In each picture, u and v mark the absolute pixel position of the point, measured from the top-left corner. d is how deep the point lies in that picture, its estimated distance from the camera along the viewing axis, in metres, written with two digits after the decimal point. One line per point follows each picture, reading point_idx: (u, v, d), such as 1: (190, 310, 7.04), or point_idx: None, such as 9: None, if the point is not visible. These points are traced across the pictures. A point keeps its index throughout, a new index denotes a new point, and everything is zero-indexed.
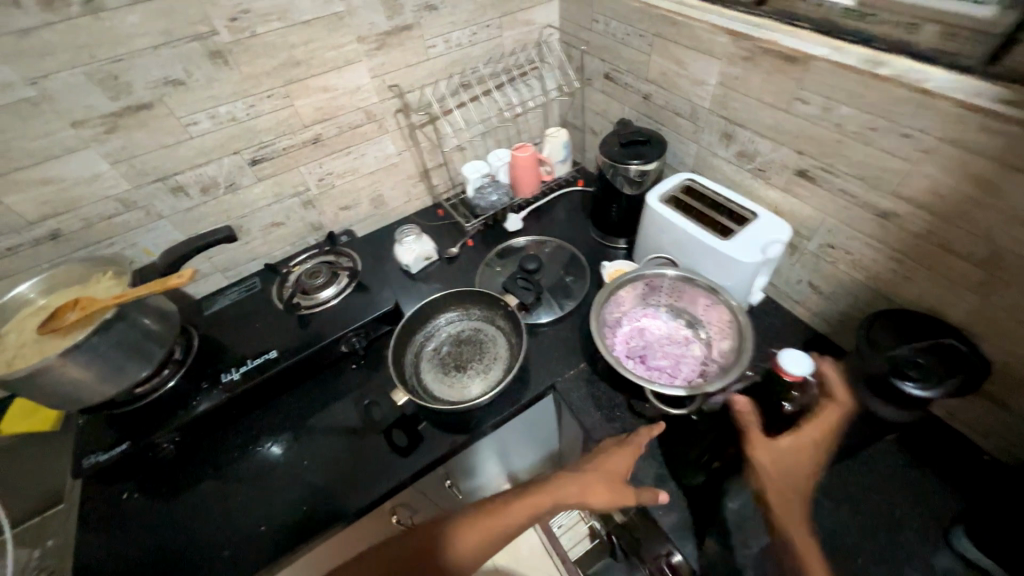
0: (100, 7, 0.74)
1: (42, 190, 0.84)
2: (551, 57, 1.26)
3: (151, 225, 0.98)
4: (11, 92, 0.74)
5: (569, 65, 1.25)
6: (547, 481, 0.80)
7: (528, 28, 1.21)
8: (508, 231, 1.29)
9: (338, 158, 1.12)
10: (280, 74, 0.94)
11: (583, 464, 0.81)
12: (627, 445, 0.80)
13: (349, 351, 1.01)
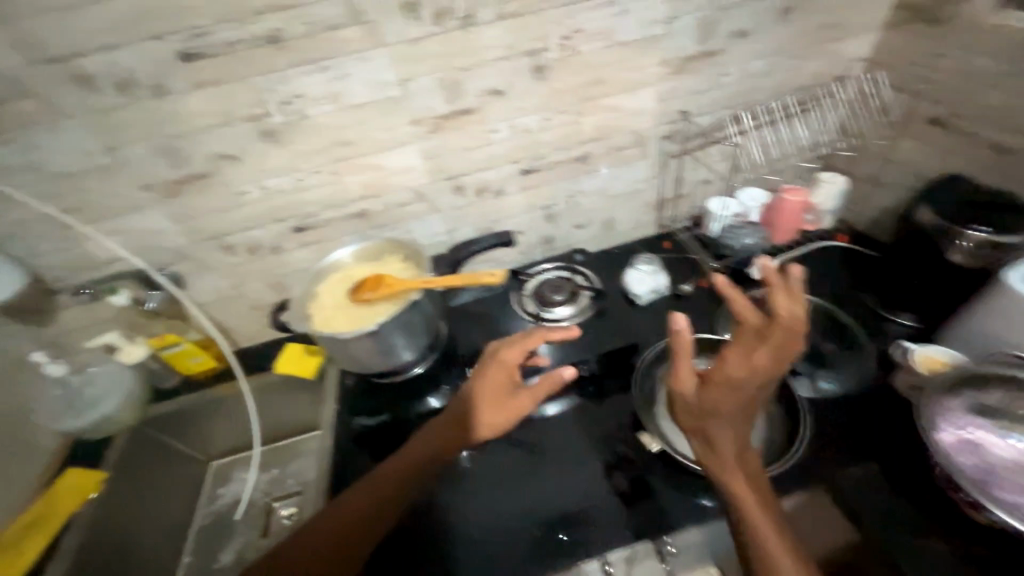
0: (168, 90, 0.71)
1: (117, 241, 0.86)
2: (683, 144, 1.02)
3: (202, 275, 0.95)
4: (92, 159, 0.75)
5: (694, 156, 1.05)
6: (374, 490, 0.71)
7: (659, 102, 0.94)
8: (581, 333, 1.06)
9: (384, 233, 0.99)
10: (329, 152, 0.84)
11: (372, 476, 0.72)
12: (416, 461, 0.72)
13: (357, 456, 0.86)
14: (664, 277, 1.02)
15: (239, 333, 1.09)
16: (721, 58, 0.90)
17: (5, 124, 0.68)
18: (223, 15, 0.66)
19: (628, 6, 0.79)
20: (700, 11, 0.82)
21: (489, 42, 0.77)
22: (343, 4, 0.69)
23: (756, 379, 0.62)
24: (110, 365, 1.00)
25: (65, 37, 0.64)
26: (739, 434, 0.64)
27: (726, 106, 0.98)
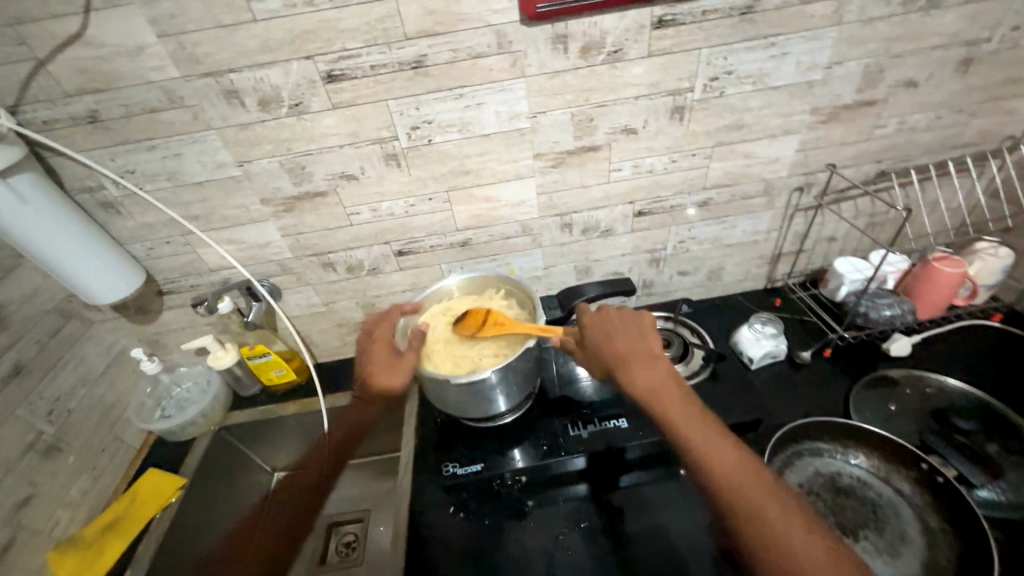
0: (305, 108, 0.69)
1: (227, 249, 0.86)
2: (812, 198, 0.93)
3: (299, 288, 0.94)
4: (223, 171, 0.75)
5: (825, 210, 0.95)
6: None
7: (797, 150, 0.86)
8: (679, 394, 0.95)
9: (483, 264, 0.96)
10: (445, 180, 0.81)
11: None
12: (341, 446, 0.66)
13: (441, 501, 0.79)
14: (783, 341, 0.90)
15: (320, 347, 1.08)
16: (879, 108, 0.80)
17: (153, 133, 0.70)
18: (372, 39, 0.64)
19: (790, 48, 0.71)
20: (869, 58, 0.74)
21: (632, 79, 0.72)
22: (492, 33, 0.65)
23: (632, 341, 0.68)
24: (206, 368, 1.04)
25: (220, 52, 0.63)
26: (668, 385, 0.63)
27: (874, 159, 0.88)
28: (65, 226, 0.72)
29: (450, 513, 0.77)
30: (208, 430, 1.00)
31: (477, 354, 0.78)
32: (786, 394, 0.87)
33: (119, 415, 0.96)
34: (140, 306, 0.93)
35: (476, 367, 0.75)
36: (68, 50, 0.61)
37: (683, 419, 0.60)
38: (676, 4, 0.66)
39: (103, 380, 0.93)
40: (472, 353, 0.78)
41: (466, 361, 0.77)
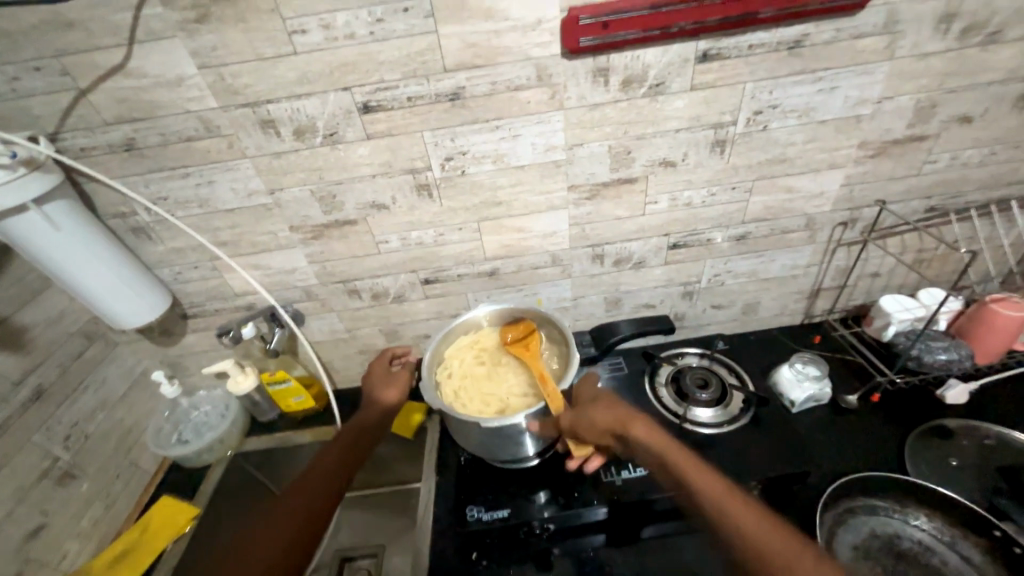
0: (339, 138, 0.68)
1: (254, 275, 0.85)
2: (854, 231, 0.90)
3: (323, 314, 0.93)
4: (255, 199, 0.74)
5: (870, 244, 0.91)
6: (338, 456, 0.67)
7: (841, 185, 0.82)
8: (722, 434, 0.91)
9: (510, 293, 0.93)
10: (477, 211, 0.79)
11: (338, 447, 0.69)
12: (360, 434, 0.72)
13: (467, 550, 0.74)
14: (827, 384, 0.85)
15: (341, 373, 1.06)
16: (931, 143, 0.77)
17: (188, 161, 0.70)
18: (411, 72, 0.63)
19: (840, 83, 0.69)
20: (922, 93, 0.71)
21: (673, 112, 0.70)
22: (532, 66, 0.64)
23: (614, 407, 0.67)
24: (225, 391, 1.02)
25: (258, 84, 0.63)
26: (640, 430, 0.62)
27: (924, 195, 0.84)
28: (96, 252, 0.72)
29: (477, 562, 0.72)
30: (223, 457, 0.98)
31: (507, 395, 0.76)
32: (831, 443, 0.82)
33: (136, 439, 0.95)
34: (164, 329, 0.92)
35: (506, 409, 0.73)
36: (110, 80, 0.61)
37: (690, 470, 0.55)
38: (722, 38, 0.64)
39: (123, 403, 0.92)
40: (502, 392, 0.76)
41: (496, 400, 0.75)
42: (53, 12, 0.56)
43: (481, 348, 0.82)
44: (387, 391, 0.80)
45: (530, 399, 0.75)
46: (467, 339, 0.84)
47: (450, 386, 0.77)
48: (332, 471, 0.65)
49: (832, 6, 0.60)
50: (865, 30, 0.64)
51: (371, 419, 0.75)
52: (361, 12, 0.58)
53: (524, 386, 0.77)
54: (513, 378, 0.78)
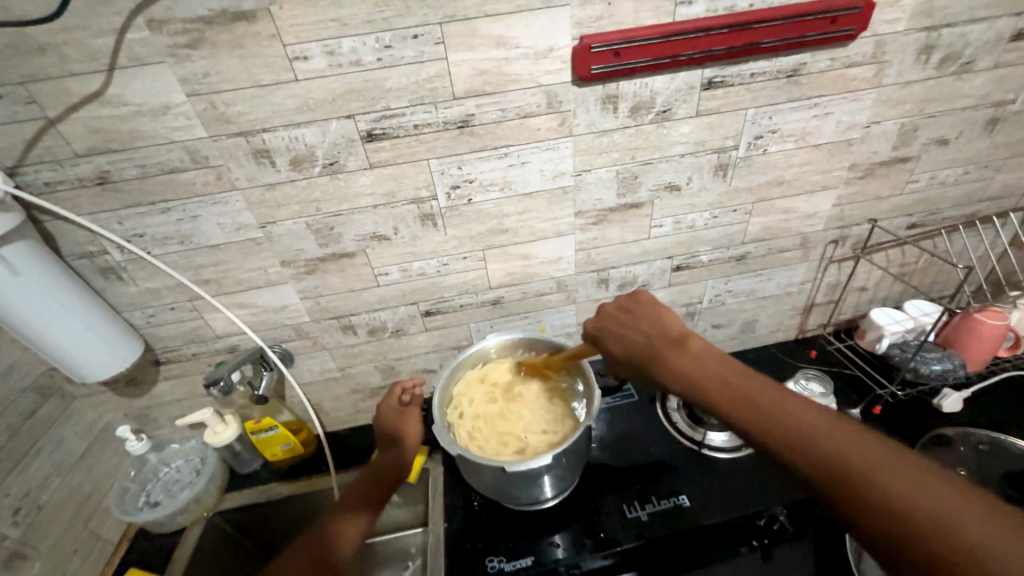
0: (340, 167, 0.65)
1: (238, 314, 0.78)
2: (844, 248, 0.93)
3: (314, 353, 0.86)
4: (244, 233, 0.69)
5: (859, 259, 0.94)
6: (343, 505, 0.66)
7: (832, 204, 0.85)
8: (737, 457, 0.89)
9: (513, 322, 0.90)
10: (483, 239, 0.76)
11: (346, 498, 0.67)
12: (367, 482, 0.69)
13: None
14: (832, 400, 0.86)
15: (331, 415, 0.98)
16: (913, 164, 0.81)
17: (170, 194, 0.64)
18: (418, 99, 0.61)
19: (833, 109, 0.72)
20: (905, 118, 0.75)
21: (679, 138, 0.71)
22: (543, 93, 0.63)
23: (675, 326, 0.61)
24: (200, 443, 0.92)
25: (253, 112, 0.58)
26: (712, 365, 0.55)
27: (906, 212, 0.88)
28: (59, 297, 0.64)
29: None
30: (198, 518, 0.87)
31: (527, 438, 0.73)
32: None
33: (96, 505, 0.84)
34: (132, 378, 0.83)
35: (528, 454, 0.70)
36: (83, 109, 0.56)
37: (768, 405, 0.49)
38: (725, 66, 0.65)
39: (81, 465, 0.81)
40: (522, 436, 0.73)
41: (516, 443, 0.72)
42: (21, 36, 0.50)
43: (496, 388, 0.80)
44: (406, 427, 0.75)
45: (552, 441, 0.72)
46: (482, 378, 0.81)
47: (466, 429, 0.74)
48: (354, 516, 0.64)
49: (827, 38, 0.63)
50: (854, 59, 0.67)
51: (389, 459, 0.72)
52: (368, 39, 0.55)
53: (544, 428, 0.74)
54: (532, 419, 0.76)
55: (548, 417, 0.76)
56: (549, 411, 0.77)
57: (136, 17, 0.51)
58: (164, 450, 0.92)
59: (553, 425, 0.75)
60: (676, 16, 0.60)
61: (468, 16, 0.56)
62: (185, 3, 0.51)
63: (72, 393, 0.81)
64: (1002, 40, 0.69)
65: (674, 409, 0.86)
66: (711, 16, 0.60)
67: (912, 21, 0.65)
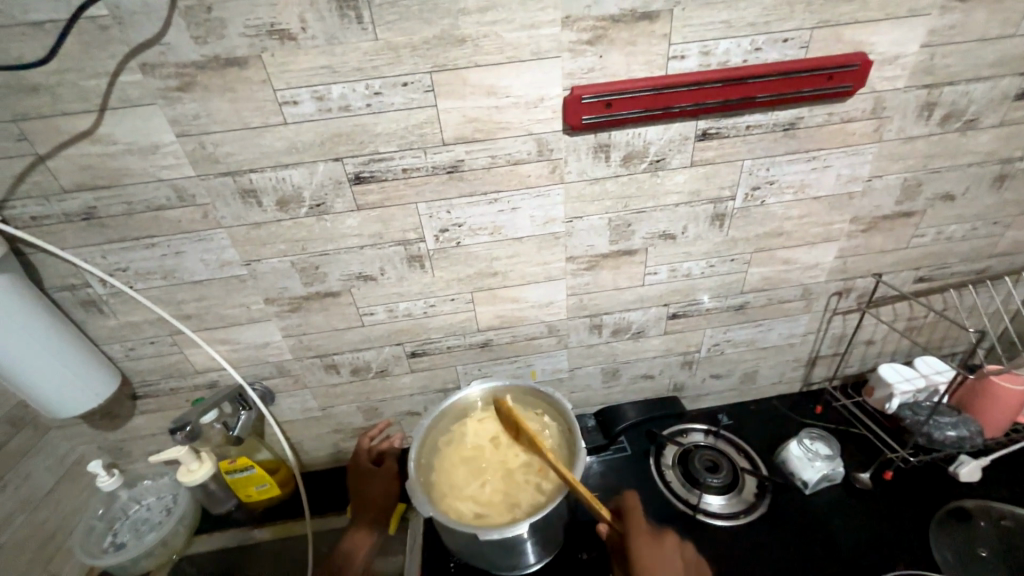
0: (326, 208, 0.64)
1: (219, 350, 0.76)
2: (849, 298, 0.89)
3: (295, 392, 0.84)
4: (228, 270, 0.68)
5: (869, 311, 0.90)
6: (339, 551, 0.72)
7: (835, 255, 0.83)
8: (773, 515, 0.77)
9: (502, 365, 0.87)
10: (472, 282, 0.75)
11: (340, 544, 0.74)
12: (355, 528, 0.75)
13: None
14: (823, 449, 0.82)
15: (311, 455, 0.94)
16: (918, 219, 0.79)
17: (155, 231, 0.63)
18: (407, 143, 0.60)
19: (832, 162, 0.70)
20: (908, 173, 0.73)
21: (673, 187, 0.69)
22: (533, 141, 0.62)
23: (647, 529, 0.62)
24: (174, 479, 0.89)
25: (242, 153, 0.58)
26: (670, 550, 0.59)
27: (913, 266, 0.85)
28: (36, 332, 0.63)
29: None
30: (165, 562, 0.83)
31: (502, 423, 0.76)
32: (854, 533, 0.75)
33: (59, 545, 0.80)
34: (108, 412, 0.81)
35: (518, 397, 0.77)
36: (73, 147, 0.56)
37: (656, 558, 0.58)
38: (719, 118, 0.64)
39: (48, 502, 0.79)
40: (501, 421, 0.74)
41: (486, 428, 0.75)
42: (17, 77, 0.51)
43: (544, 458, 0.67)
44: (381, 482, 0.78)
45: (486, 420, 0.76)
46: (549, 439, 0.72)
47: (480, 425, 0.75)
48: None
49: (824, 94, 0.62)
50: (852, 115, 0.66)
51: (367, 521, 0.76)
52: (358, 85, 0.56)
53: (481, 441, 0.74)
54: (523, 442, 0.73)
55: (506, 481, 0.69)
56: (513, 475, 0.70)
57: (130, 61, 0.52)
58: (136, 486, 0.89)
59: (478, 454, 0.72)
60: (668, 69, 0.59)
61: (458, 66, 0.56)
62: (178, 49, 0.51)
63: (47, 424, 0.79)
64: (1005, 99, 0.68)
65: (668, 467, 0.83)
66: (704, 70, 0.60)
67: (910, 78, 0.64)
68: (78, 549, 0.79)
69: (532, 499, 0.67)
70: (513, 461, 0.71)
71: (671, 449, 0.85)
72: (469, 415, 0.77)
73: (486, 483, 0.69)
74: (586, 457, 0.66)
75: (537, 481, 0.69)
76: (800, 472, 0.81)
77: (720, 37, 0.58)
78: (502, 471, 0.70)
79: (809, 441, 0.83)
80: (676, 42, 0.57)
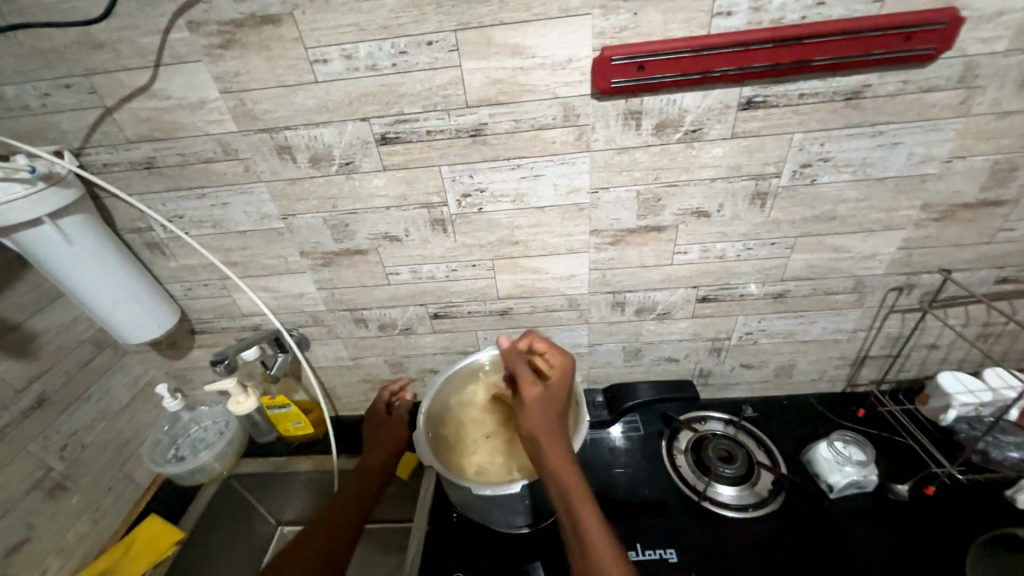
0: (355, 167, 0.66)
1: (261, 297, 0.83)
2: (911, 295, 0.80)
3: (327, 341, 0.90)
4: (267, 222, 0.73)
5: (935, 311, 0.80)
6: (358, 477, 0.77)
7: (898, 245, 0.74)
8: (787, 512, 0.74)
9: (521, 335, 0.87)
10: (493, 249, 0.75)
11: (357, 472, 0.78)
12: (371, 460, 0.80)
13: None
14: (856, 453, 0.77)
15: (342, 401, 1.02)
16: (1008, 210, 0.68)
17: (205, 182, 0.69)
18: (432, 105, 0.60)
19: (903, 138, 0.62)
20: (1001, 154, 0.63)
21: (710, 160, 0.64)
22: (559, 105, 0.60)
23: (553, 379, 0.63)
24: (225, 408, 1.00)
25: (278, 110, 0.61)
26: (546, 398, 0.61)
27: (996, 264, 0.74)
28: (109, 267, 0.71)
29: None
30: (215, 477, 0.95)
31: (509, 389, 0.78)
32: (878, 544, 0.70)
33: (132, 451, 0.94)
34: (171, 343, 0.92)
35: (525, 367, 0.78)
36: (135, 100, 0.61)
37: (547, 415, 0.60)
38: (769, 85, 0.58)
39: (124, 414, 0.92)
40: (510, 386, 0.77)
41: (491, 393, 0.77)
42: (87, 34, 0.56)
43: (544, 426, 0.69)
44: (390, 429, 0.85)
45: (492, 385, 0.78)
46: None
47: (485, 390, 0.78)
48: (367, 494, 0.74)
49: (900, 57, 0.54)
50: (933, 84, 0.57)
51: (376, 461, 0.80)
52: (384, 44, 0.56)
53: (486, 404, 0.77)
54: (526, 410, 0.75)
55: (505, 443, 0.72)
56: (512, 438, 0.72)
57: (178, 19, 0.55)
58: (194, 410, 1.01)
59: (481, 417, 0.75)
60: (711, 28, 0.54)
61: (483, 24, 0.54)
62: (220, 7, 0.54)
63: (123, 349, 0.92)
64: None
65: (679, 451, 0.82)
66: (753, 29, 0.54)
67: (1016, 40, 0.54)
68: (146, 457, 0.92)
69: (528, 462, 0.69)
70: (513, 425, 0.74)
71: (685, 434, 0.84)
72: (477, 379, 0.79)
73: (484, 443, 0.72)
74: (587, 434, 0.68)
75: None
76: (825, 474, 0.77)
77: None
78: (503, 434, 0.73)
79: (840, 443, 0.78)
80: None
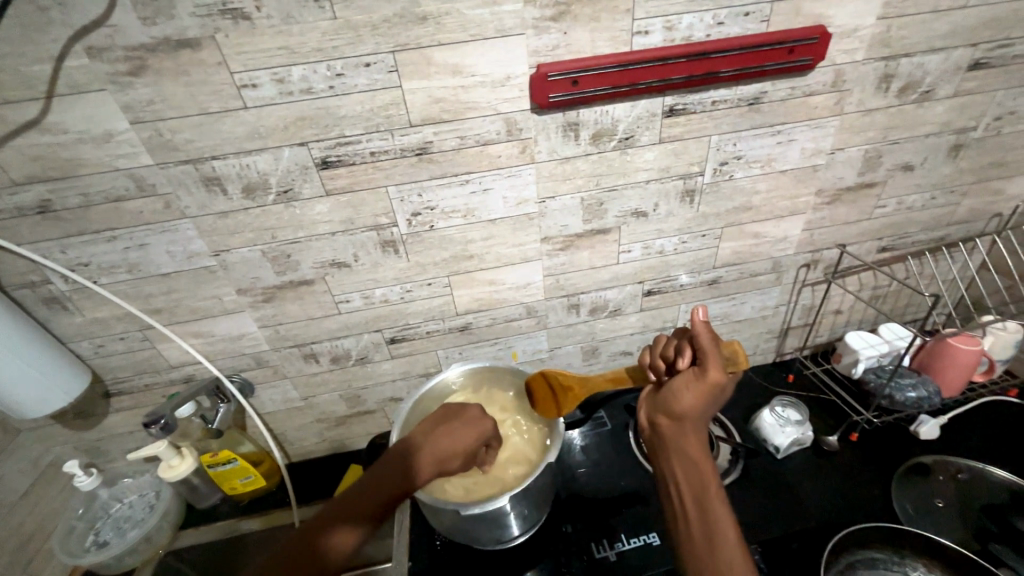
0: (295, 195, 0.63)
1: (193, 343, 0.75)
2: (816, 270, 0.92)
3: (274, 383, 0.83)
4: (196, 261, 0.67)
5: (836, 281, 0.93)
6: None
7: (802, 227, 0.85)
8: (745, 478, 0.81)
9: (482, 349, 0.87)
10: (448, 265, 0.75)
11: None
12: None
13: None
14: (794, 412, 0.86)
15: (295, 446, 0.94)
16: (880, 190, 0.81)
17: (116, 223, 0.62)
18: (373, 126, 0.59)
19: (796, 136, 0.72)
20: (869, 145, 0.75)
21: (642, 164, 0.70)
22: (502, 121, 0.62)
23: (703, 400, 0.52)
24: (155, 476, 0.88)
25: (202, 139, 0.57)
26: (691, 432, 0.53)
27: (876, 236, 0.88)
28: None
29: None
30: (151, 557, 0.83)
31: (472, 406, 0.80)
32: (821, 492, 0.79)
33: (38, 547, 0.79)
34: (81, 411, 0.79)
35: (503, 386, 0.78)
36: (21, 136, 0.54)
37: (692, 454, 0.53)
38: (686, 94, 0.65)
39: (23, 505, 0.77)
40: (545, 394, 0.74)
41: None
42: None
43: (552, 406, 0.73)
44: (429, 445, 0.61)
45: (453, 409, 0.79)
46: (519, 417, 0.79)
47: None
48: None
49: (788, 67, 0.63)
50: (814, 89, 0.67)
51: None
52: (319, 67, 0.54)
53: None
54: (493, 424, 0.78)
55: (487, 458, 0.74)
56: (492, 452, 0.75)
57: (74, 45, 0.49)
58: (116, 484, 0.88)
59: None
60: (633, 45, 0.59)
61: (420, 45, 0.55)
62: (126, 32, 0.49)
63: (16, 427, 0.77)
64: (959, 69, 0.70)
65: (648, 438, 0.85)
66: (668, 46, 0.60)
67: (869, 51, 0.65)
68: (58, 550, 0.78)
69: (516, 469, 0.72)
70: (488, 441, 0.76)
71: None
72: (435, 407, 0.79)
73: None
74: (564, 433, 0.70)
75: (515, 454, 0.75)
76: (770, 436, 0.85)
77: (683, 11, 0.58)
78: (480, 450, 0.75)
79: (782, 406, 0.87)
80: (639, 17, 0.57)
